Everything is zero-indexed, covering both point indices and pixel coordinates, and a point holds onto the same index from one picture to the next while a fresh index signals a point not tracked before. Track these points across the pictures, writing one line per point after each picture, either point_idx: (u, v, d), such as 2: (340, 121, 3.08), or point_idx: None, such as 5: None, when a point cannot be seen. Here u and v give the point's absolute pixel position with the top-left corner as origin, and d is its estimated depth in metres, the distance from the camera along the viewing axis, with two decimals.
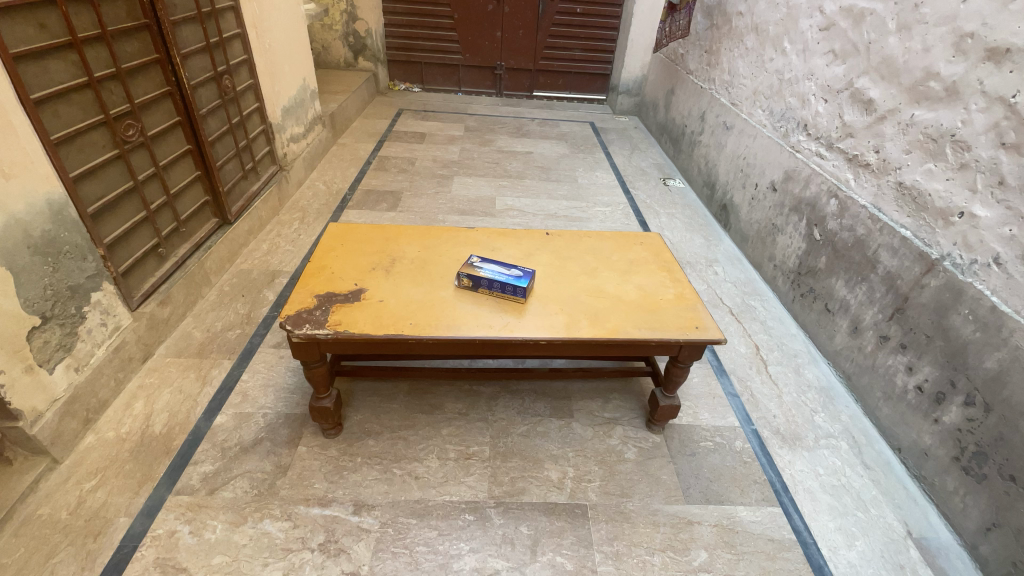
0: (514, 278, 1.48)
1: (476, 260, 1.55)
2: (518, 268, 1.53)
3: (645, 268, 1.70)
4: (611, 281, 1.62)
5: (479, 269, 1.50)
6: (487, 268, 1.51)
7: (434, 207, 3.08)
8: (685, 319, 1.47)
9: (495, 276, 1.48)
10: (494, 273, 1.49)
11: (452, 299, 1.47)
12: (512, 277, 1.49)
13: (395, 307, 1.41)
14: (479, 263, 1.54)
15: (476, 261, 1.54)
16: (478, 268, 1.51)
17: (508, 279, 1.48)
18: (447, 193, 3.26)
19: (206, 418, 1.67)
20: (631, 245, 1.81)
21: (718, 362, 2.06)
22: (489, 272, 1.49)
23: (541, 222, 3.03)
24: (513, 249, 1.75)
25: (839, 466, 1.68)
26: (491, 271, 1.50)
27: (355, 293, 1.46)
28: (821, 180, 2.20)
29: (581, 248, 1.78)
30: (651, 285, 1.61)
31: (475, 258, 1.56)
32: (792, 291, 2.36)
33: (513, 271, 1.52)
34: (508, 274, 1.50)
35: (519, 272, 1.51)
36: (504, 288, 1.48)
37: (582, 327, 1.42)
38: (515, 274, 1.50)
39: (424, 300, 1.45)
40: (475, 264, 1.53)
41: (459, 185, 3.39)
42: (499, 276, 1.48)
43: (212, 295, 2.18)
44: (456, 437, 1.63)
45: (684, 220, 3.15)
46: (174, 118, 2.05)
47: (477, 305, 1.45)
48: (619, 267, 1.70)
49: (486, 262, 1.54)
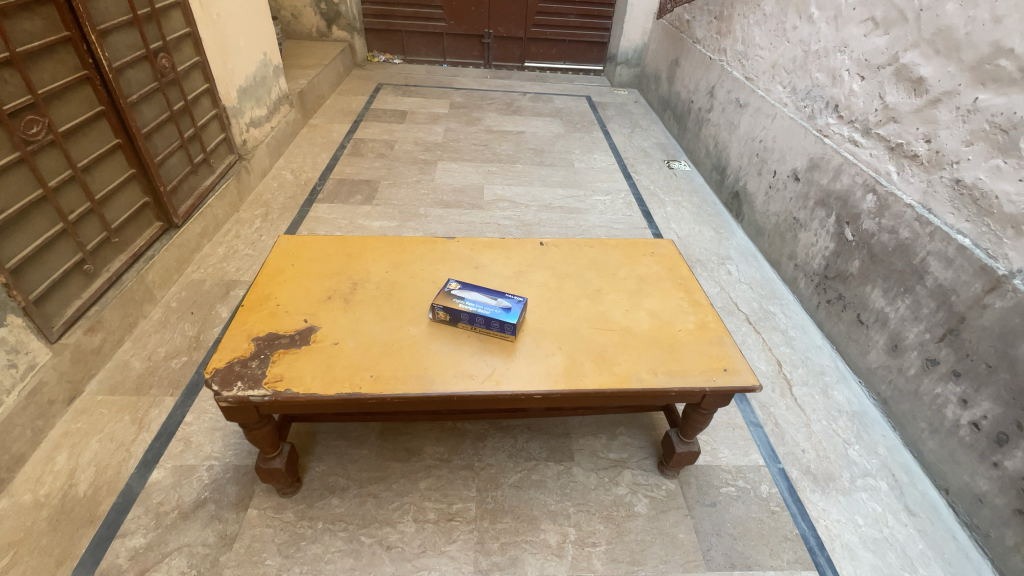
0: (502, 311, 1.21)
1: (455, 287, 1.27)
2: (507, 297, 1.26)
3: (658, 286, 1.43)
4: (619, 305, 1.35)
5: (460, 300, 1.22)
6: (470, 298, 1.23)
7: (414, 199, 2.77)
8: (709, 359, 1.21)
9: (480, 310, 1.20)
10: (478, 306, 1.21)
11: (425, 337, 1.20)
12: (499, 310, 1.21)
13: (353, 353, 1.14)
14: (459, 292, 1.25)
15: (456, 288, 1.26)
16: (459, 299, 1.23)
17: (495, 314, 1.20)
18: (429, 181, 2.95)
19: (140, 473, 1.41)
20: (641, 257, 1.54)
21: None
22: (471, 304, 1.22)
23: (535, 214, 2.73)
24: (500, 265, 1.47)
25: (880, 514, 1.46)
26: (475, 302, 1.22)
27: (304, 333, 1.18)
28: (855, 171, 1.92)
29: (581, 261, 1.50)
30: (667, 311, 1.34)
31: (455, 284, 1.28)
32: (816, 295, 2.10)
33: (501, 302, 1.24)
34: (496, 306, 1.22)
35: (509, 303, 1.23)
36: (489, 325, 1.20)
37: (585, 373, 1.15)
38: (503, 305, 1.22)
39: (390, 340, 1.18)
40: (455, 293, 1.25)
41: (442, 171, 3.07)
42: (483, 310, 1.21)
43: (156, 314, 1.89)
44: (436, 492, 1.39)
45: (692, 209, 2.86)
46: (97, 109, 1.72)
47: (455, 346, 1.18)
48: (627, 286, 1.42)
49: (467, 289, 1.27)
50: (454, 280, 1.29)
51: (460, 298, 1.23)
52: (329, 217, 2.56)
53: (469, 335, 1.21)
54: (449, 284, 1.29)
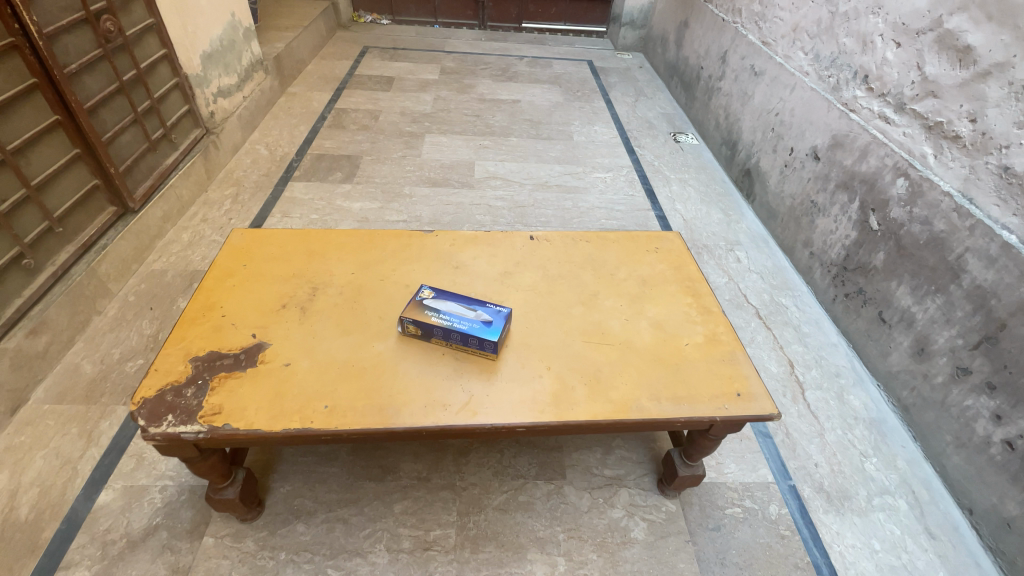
0: (483, 327, 1.04)
1: (429, 295, 1.09)
2: (489, 308, 1.08)
3: (663, 290, 1.25)
4: (618, 314, 1.18)
5: (435, 312, 1.05)
6: (446, 310, 1.06)
7: (399, 177, 2.56)
8: (720, 381, 1.05)
9: (457, 325, 1.03)
10: (455, 320, 1.04)
11: (392, 355, 1.04)
12: (479, 325, 1.04)
13: (307, 377, 0.98)
14: (434, 302, 1.08)
15: (430, 297, 1.09)
16: (433, 311, 1.05)
17: (474, 330, 1.03)
18: (416, 156, 2.73)
19: (88, 495, 1.29)
20: (644, 254, 1.36)
21: None
22: (447, 318, 1.04)
23: (529, 194, 2.52)
24: (484, 263, 1.29)
25: (898, 537, 1.34)
26: (452, 315, 1.05)
27: (251, 353, 1.02)
28: (884, 152, 1.72)
29: (576, 259, 1.33)
30: (673, 320, 1.17)
31: (428, 291, 1.11)
32: (833, 288, 1.93)
33: (482, 314, 1.06)
34: (475, 320, 1.05)
35: (491, 316, 1.06)
36: (466, 342, 1.04)
37: (577, 399, 0.99)
38: (484, 318, 1.05)
39: (351, 361, 1.02)
40: (429, 303, 1.07)
41: (430, 145, 2.84)
42: (461, 325, 1.03)
43: (112, 310, 1.73)
44: (412, 517, 1.27)
45: (699, 188, 2.65)
46: (30, 82, 1.51)
47: (427, 367, 1.02)
48: (628, 289, 1.25)
49: (443, 298, 1.09)
50: (428, 286, 1.12)
51: (434, 310, 1.06)
52: (306, 198, 2.36)
53: (443, 353, 1.05)
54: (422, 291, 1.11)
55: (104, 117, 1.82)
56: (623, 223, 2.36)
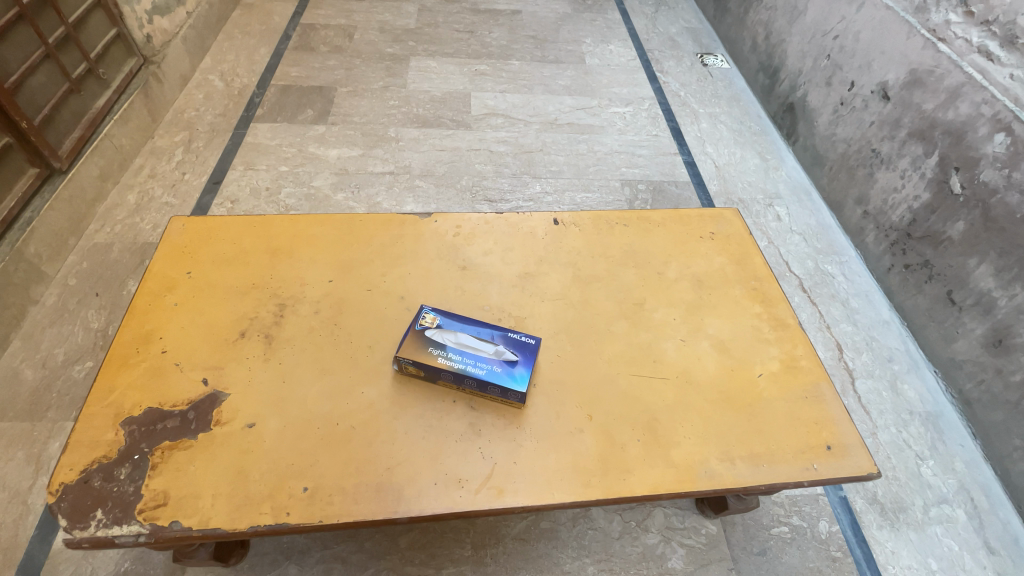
0: (505, 370, 0.79)
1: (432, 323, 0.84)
2: (511, 339, 0.83)
3: (725, 294, 1.00)
4: (672, 331, 0.93)
5: (441, 350, 0.80)
6: (456, 347, 0.81)
7: (382, 114, 2.17)
8: (805, 427, 0.84)
9: (471, 369, 0.79)
10: (468, 362, 0.79)
11: (387, 406, 0.80)
12: (500, 368, 0.79)
13: (277, 445, 0.75)
14: (439, 333, 0.83)
15: (433, 326, 0.83)
16: (438, 349, 0.80)
17: (494, 375, 0.78)
18: (400, 87, 2.31)
19: (43, 535, 1.10)
20: (697, 242, 1.09)
21: None
22: (458, 358, 0.79)
23: (537, 135, 2.15)
24: (498, 260, 1.01)
25: (957, 554, 1.22)
26: (463, 354, 0.80)
27: (202, 410, 0.78)
28: (982, 98, 1.40)
29: (614, 252, 1.05)
30: (739, 339, 0.93)
31: (430, 316, 0.85)
32: (890, 256, 1.69)
33: (502, 351, 0.81)
34: (495, 360, 0.80)
35: (515, 354, 0.81)
36: (484, 388, 0.79)
37: (630, 460, 0.78)
38: (505, 356, 0.80)
39: (336, 416, 0.78)
40: (432, 336, 0.82)
41: (417, 73, 2.40)
42: (477, 368, 0.79)
43: (51, 298, 1.46)
44: (421, 553, 1.11)
45: (732, 126, 2.29)
46: None
47: (434, 422, 0.78)
48: (681, 293, 0.99)
49: (451, 328, 0.83)
50: (430, 309, 0.85)
51: (440, 347, 0.80)
52: (273, 144, 1.99)
53: (454, 400, 0.81)
54: (422, 314, 0.85)
55: (3, 53, 1.44)
56: (647, 172, 2.04)
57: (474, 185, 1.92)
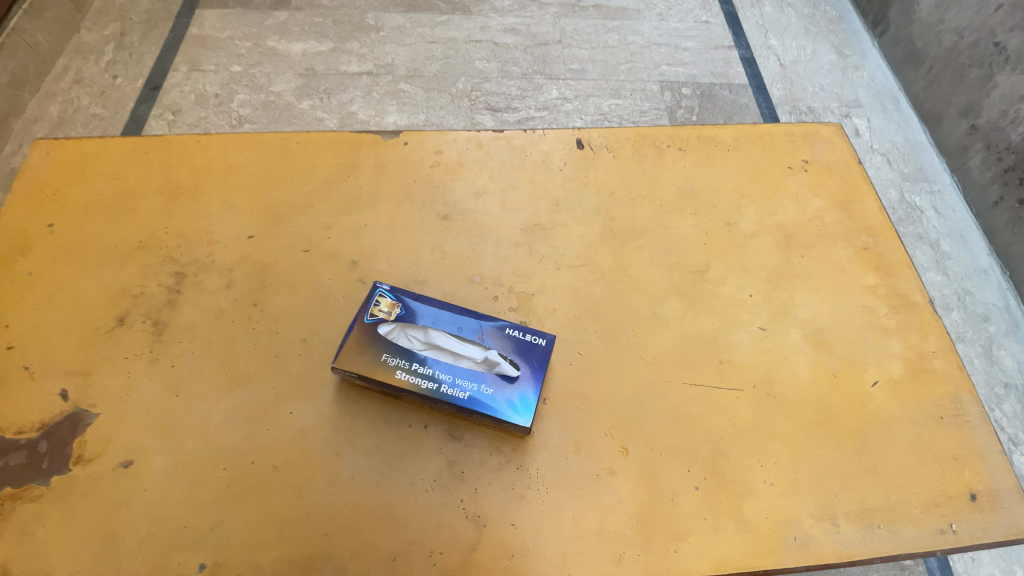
0: (500, 393, 0.51)
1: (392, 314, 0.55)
2: (512, 339, 0.54)
3: (825, 259, 0.69)
4: (748, 315, 0.64)
5: (403, 362, 0.52)
6: (426, 355, 0.53)
7: None
8: (937, 464, 0.58)
9: (448, 391, 0.51)
10: (443, 381, 0.52)
11: (325, 437, 0.54)
12: (493, 389, 0.51)
13: (163, 495, 0.51)
14: (401, 330, 0.54)
15: (393, 321, 0.54)
16: (399, 359, 0.52)
17: (483, 401, 0.51)
18: None
19: None
20: (783, 179, 0.76)
21: None
22: (429, 374, 0.52)
23: (554, 21, 1.69)
24: (497, 204, 0.69)
25: None
26: (437, 366, 0.52)
27: (59, 439, 0.54)
28: None
29: (664, 191, 0.72)
30: (844, 328, 0.64)
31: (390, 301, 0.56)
32: (1000, 186, 1.32)
33: (497, 360, 0.53)
34: (486, 375, 0.52)
35: (515, 362, 0.52)
36: (468, 415, 0.53)
37: (683, 520, 0.52)
38: (501, 369, 0.52)
39: (249, 452, 0.53)
40: (390, 338, 0.53)
41: None
42: (458, 390, 0.51)
43: None
44: None
45: (803, 10, 1.76)
46: None
47: (393, 463, 0.53)
48: (763, 256, 0.68)
49: (421, 321, 0.55)
50: (389, 290, 0.56)
51: (402, 355, 0.53)
52: (222, 36, 1.58)
53: (425, 426, 0.54)
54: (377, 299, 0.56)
55: None
56: (694, 72, 1.60)
57: (473, 89, 1.52)
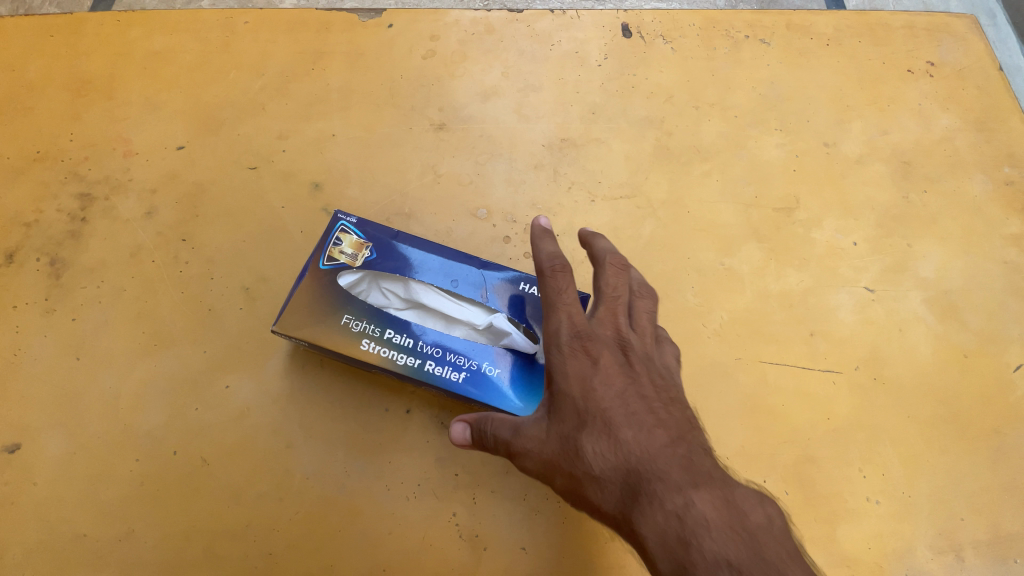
0: (511, 375, 0.36)
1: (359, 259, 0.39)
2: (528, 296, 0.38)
3: (955, 196, 0.51)
4: (850, 270, 0.47)
5: (373, 328, 0.37)
6: (406, 319, 0.37)
7: None
8: None
9: (437, 370, 0.36)
10: (429, 357, 0.36)
11: (274, 421, 0.40)
12: (500, 369, 0.36)
13: (58, 493, 0.38)
14: (373, 283, 0.38)
15: (361, 268, 0.38)
16: (367, 324, 0.37)
17: (485, 385, 0.36)
18: None
19: None
20: (900, 83, 0.56)
21: None
22: (410, 345, 0.36)
23: None
24: (512, 111, 0.51)
25: None
26: (421, 334, 0.37)
27: None
28: None
29: (739, 98, 0.53)
30: (977, 292, 0.48)
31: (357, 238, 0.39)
32: None
33: (506, 326, 0.37)
34: (489, 347, 0.36)
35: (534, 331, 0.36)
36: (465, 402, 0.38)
37: None
38: (511, 341, 0.36)
39: (171, 438, 0.39)
40: (356, 293, 0.38)
41: None
42: (450, 369, 0.36)
43: None
44: None
45: None
46: None
47: (364, 459, 0.39)
48: (871, 190, 0.50)
49: (399, 269, 0.38)
50: (355, 224, 0.39)
51: (372, 319, 0.37)
52: None
53: (407, 410, 0.40)
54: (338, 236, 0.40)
55: None
56: None
57: None
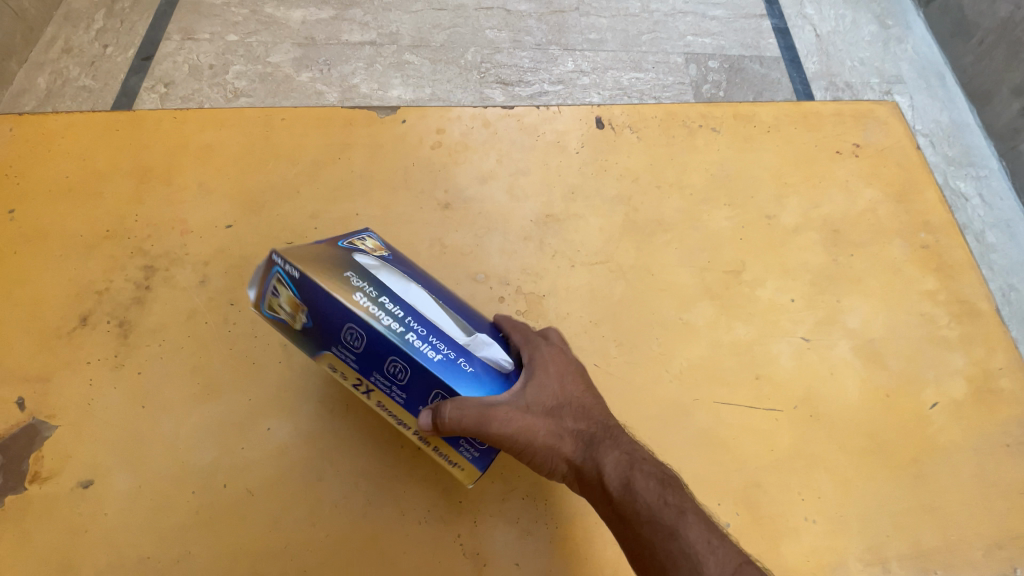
0: (485, 377, 0.36)
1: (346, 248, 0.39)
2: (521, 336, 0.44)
3: (878, 257, 0.61)
4: (789, 323, 0.56)
5: (370, 287, 0.35)
6: (402, 291, 0.36)
7: None
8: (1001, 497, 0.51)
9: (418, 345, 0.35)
10: (415, 330, 0.35)
11: (307, 457, 0.48)
12: (478, 369, 0.36)
13: (125, 522, 0.46)
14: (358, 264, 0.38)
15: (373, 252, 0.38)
16: (365, 281, 0.35)
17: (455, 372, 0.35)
18: None
19: None
20: (830, 161, 0.67)
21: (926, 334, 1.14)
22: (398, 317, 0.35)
23: None
24: (505, 191, 0.62)
25: None
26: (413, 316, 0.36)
27: (14, 454, 0.48)
28: None
29: (694, 178, 0.64)
30: (899, 340, 0.56)
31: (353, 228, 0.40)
32: None
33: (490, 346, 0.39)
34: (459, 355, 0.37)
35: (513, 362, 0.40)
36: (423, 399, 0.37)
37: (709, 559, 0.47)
38: (493, 356, 0.38)
39: (221, 473, 0.47)
40: (365, 263, 0.37)
41: None
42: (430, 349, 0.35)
43: None
44: None
45: None
46: None
47: (383, 489, 0.47)
48: (806, 253, 0.60)
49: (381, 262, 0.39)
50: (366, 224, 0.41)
51: (371, 279, 0.35)
52: None
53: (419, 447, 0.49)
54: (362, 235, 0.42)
55: None
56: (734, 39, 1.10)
57: None
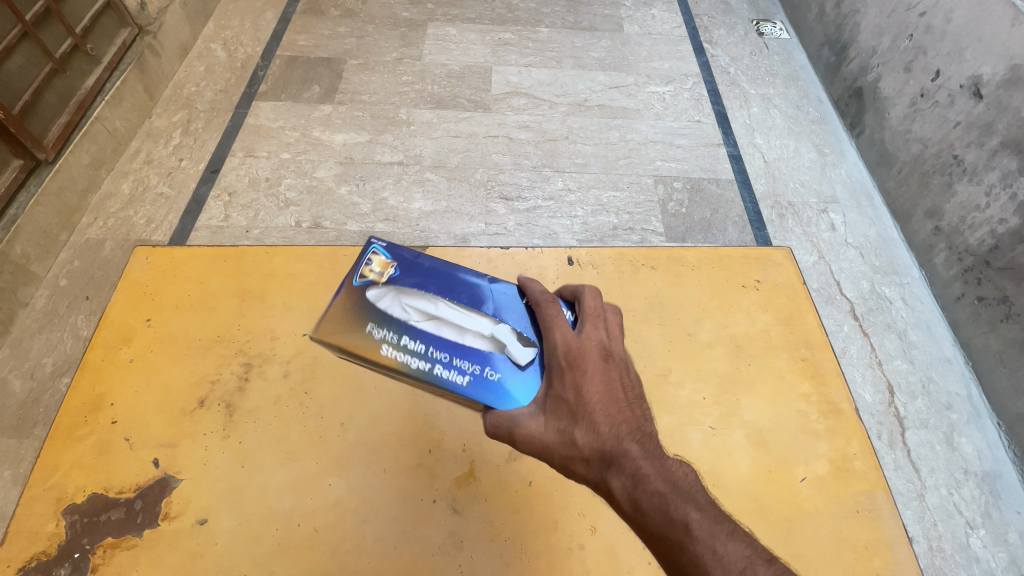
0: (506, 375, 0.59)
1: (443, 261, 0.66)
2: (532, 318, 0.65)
3: (769, 365, 0.85)
4: (700, 415, 0.79)
5: (389, 336, 0.59)
6: (416, 328, 0.59)
7: (390, 82, 1.84)
8: (851, 550, 0.70)
9: (446, 374, 0.58)
10: (439, 364, 0.58)
11: (357, 503, 0.70)
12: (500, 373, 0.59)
13: (230, 549, 0.66)
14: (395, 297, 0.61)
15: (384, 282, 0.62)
16: (383, 332, 0.59)
17: (491, 384, 0.58)
18: (415, 47, 1.95)
19: None
20: (737, 291, 0.92)
21: (863, 419, 1.29)
22: (423, 351, 0.58)
23: (563, 119, 1.81)
24: None
25: None
26: (437, 345, 0.59)
27: (150, 499, 0.69)
28: None
29: (637, 303, 0.89)
30: (780, 430, 0.79)
31: (397, 264, 0.63)
32: (961, 284, 1.41)
33: (505, 335, 0.60)
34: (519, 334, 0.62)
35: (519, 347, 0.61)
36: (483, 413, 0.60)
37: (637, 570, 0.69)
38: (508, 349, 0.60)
39: (295, 514, 0.69)
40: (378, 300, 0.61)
41: (434, 28, 2.02)
42: (456, 373, 0.58)
43: (42, 300, 1.30)
44: None
45: (787, 111, 1.89)
46: None
47: (405, 529, 0.70)
48: (715, 361, 0.84)
49: (421, 287, 0.63)
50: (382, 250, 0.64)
51: (388, 329, 0.59)
52: (275, 127, 1.69)
53: (433, 499, 0.73)
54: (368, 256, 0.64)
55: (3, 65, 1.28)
56: (685, 167, 1.73)
57: (489, 179, 1.64)
